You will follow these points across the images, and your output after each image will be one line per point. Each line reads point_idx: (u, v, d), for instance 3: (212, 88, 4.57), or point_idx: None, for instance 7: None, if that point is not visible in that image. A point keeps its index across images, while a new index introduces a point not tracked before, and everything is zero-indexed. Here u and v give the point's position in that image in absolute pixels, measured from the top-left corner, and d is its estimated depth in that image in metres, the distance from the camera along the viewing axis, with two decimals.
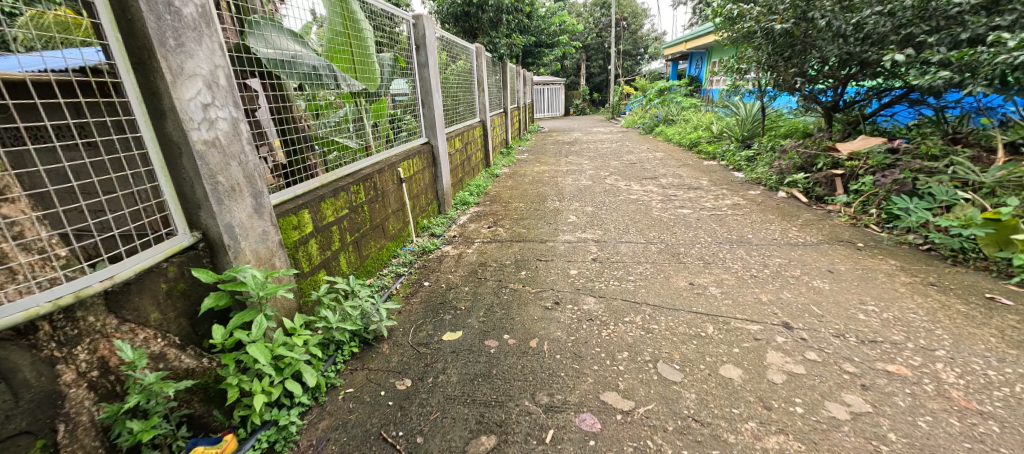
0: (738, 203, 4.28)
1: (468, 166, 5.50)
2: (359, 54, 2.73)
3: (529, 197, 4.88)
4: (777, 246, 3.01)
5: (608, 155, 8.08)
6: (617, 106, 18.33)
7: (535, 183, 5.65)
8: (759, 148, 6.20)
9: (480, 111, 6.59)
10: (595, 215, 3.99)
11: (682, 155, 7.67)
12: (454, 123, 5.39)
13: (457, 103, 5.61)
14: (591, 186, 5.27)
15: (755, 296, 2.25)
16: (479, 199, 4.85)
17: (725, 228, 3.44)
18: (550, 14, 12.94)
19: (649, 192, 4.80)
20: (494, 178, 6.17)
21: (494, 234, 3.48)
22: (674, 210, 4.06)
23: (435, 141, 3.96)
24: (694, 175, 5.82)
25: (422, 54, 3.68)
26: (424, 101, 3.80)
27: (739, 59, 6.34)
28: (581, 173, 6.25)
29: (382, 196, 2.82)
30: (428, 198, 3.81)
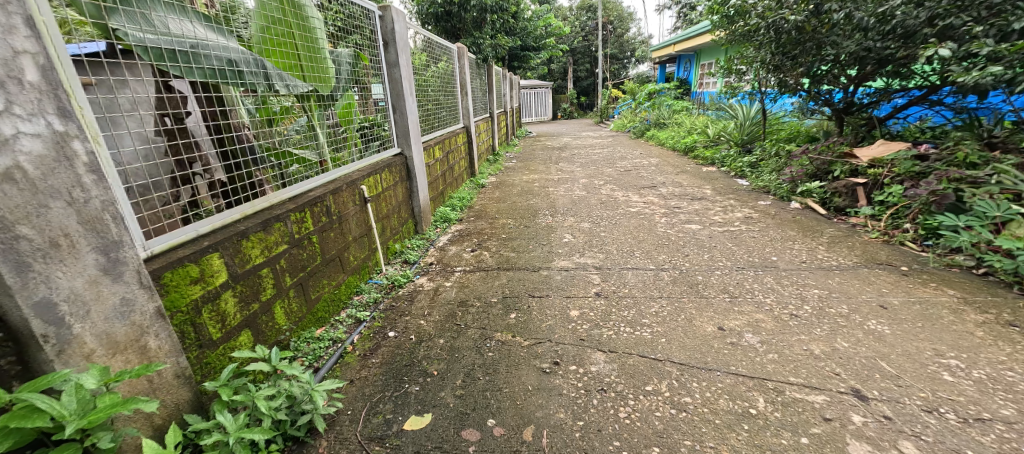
0: (751, 216, 3.85)
1: (450, 177, 4.99)
2: (306, 47, 2.23)
3: (519, 211, 4.40)
4: (810, 271, 2.56)
5: (601, 161, 7.65)
6: (606, 110, 18.01)
7: (525, 194, 5.17)
8: (762, 153, 5.82)
9: (464, 116, 6.11)
10: (593, 233, 3.51)
11: (678, 160, 7.27)
12: (434, 130, 4.90)
13: (437, 108, 5.11)
14: (585, 197, 4.81)
15: (804, 346, 1.80)
16: (462, 214, 4.36)
17: (743, 248, 3.00)
18: (537, 17, 12.57)
19: (651, 205, 4.36)
20: (480, 188, 5.68)
21: (478, 260, 2.98)
22: (682, 225, 3.62)
23: (409, 151, 3.47)
24: (695, 183, 5.41)
25: (391, 52, 3.19)
26: (395, 106, 3.31)
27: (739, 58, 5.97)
28: (574, 182, 5.79)
29: (338, 223, 2.32)
30: (402, 217, 3.33)
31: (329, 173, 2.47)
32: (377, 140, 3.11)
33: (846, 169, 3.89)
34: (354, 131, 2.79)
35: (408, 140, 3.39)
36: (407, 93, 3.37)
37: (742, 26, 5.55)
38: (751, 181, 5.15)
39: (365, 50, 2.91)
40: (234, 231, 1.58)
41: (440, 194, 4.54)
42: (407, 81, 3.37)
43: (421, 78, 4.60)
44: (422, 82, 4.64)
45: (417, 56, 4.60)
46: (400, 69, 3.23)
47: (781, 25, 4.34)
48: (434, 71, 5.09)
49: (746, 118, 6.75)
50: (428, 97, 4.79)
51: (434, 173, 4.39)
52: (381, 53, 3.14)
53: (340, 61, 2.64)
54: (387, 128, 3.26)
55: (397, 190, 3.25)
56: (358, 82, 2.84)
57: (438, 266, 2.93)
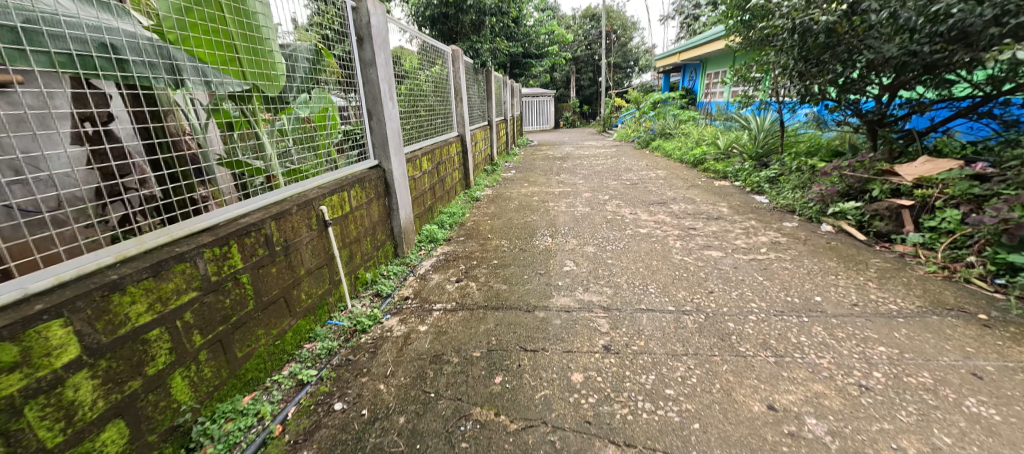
0: (779, 240, 3.39)
1: (440, 190, 4.54)
2: (245, 36, 1.79)
3: (515, 230, 3.93)
4: (867, 319, 2.10)
5: (606, 173, 7.20)
6: (609, 119, 17.63)
7: (522, 210, 4.70)
8: (780, 166, 5.37)
9: (459, 123, 5.67)
10: (599, 260, 3.05)
11: (688, 173, 6.81)
12: (424, 138, 4.46)
13: (429, 114, 4.68)
14: (588, 215, 4.35)
15: (891, 442, 1.33)
16: (451, 233, 3.91)
17: (778, 284, 2.53)
18: (539, 24, 12.22)
19: (662, 224, 3.89)
20: (473, 202, 5.23)
21: (463, 293, 2.52)
22: (702, 251, 3.15)
23: (388, 164, 3.02)
24: (709, 199, 4.94)
25: (366, 49, 2.75)
26: (371, 111, 2.88)
27: (759, 63, 5.54)
28: (576, 196, 5.33)
29: (283, 255, 1.86)
30: (376, 239, 2.87)
31: (278, 191, 2.01)
32: (347, 151, 2.69)
33: (886, 188, 3.43)
34: (313, 141, 2.33)
35: (388, 150, 2.98)
36: (387, 97, 2.94)
37: (762, 30, 5.14)
38: (770, 198, 4.69)
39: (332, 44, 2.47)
40: (98, 283, 1.13)
41: (428, 210, 4.09)
42: (385, 83, 2.92)
43: (411, 82, 4.17)
44: (413, 87, 4.22)
45: (408, 58, 4.19)
46: (377, 70, 2.79)
47: (809, 27, 3.92)
48: (427, 75, 4.67)
49: (760, 129, 6.31)
50: (419, 103, 4.36)
51: (421, 186, 3.94)
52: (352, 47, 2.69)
53: (294, 56, 2.19)
54: (359, 137, 2.83)
55: (371, 208, 2.80)
56: (324, 82, 2.42)
57: (415, 300, 2.47)
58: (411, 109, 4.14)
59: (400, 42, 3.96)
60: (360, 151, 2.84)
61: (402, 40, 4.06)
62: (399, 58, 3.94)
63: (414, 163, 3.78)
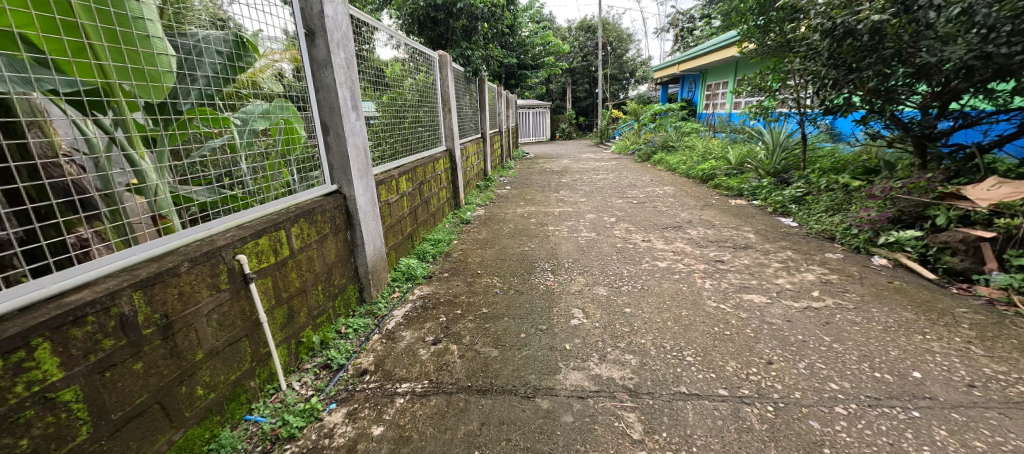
0: (830, 278, 2.79)
1: (422, 214, 3.94)
2: (87, 7, 1.18)
3: (510, 263, 3.32)
4: (1003, 417, 1.50)
5: (608, 190, 6.63)
6: (606, 131, 17.21)
7: (517, 236, 4.10)
8: (805, 184, 4.81)
9: (448, 137, 5.09)
10: (615, 309, 2.44)
11: (698, 191, 6.24)
12: (405, 154, 3.87)
13: (413, 127, 4.10)
14: (595, 243, 3.75)
15: None
16: (434, 267, 3.30)
17: (855, 350, 1.93)
18: (534, 35, 11.79)
19: (683, 257, 3.30)
20: (462, 225, 4.63)
21: (440, 364, 1.89)
22: (741, 295, 2.55)
23: (350, 189, 2.42)
24: (731, 222, 4.35)
25: (318, 46, 2.18)
26: (326, 124, 2.30)
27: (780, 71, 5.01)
28: (579, 218, 4.75)
29: (161, 337, 1.25)
30: (331, 286, 2.25)
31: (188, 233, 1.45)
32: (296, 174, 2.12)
33: (954, 214, 2.87)
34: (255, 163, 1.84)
35: (351, 172, 2.39)
36: (349, 105, 2.38)
37: (786, 35, 4.63)
38: (800, 221, 4.12)
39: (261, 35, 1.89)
40: None
41: (407, 239, 3.48)
42: (345, 88, 2.34)
43: (393, 91, 3.61)
44: (395, 96, 3.65)
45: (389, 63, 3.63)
46: (333, 71, 2.22)
47: (852, 27, 3.39)
48: (412, 82, 4.10)
49: (778, 143, 5.79)
50: (403, 115, 3.80)
51: (398, 211, 3.33)
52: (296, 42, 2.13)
53: (200, 50, 1.55)
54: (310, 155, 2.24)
55: (324, 248, 2.19)
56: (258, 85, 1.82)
57: (376, 374, 1.85)
58: (393, 121, 3.57)
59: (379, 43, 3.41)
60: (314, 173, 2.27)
61: (381, 41, 3.48)
62: (378, 63, 3.37)
63: (389, 184, 3.18)
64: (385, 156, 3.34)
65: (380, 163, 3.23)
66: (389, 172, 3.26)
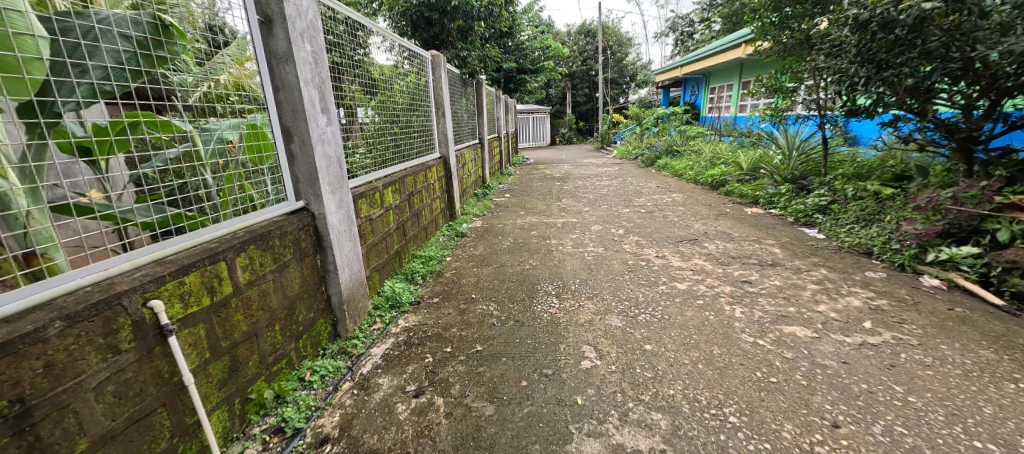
0: (880, 303, 2.41)
1: (412, 228, 3.57)
2: None
3: (508, 285, 2.94)
4: None
5: (613, 198, 6.26)
6: (607, 136, 16.89)
7: (516, 252, 3.72)
8: (829, 192, 4.43)
9: (443, 143, 4.73)
10: (632, 345, 2.06)
11: (709, 199, 5.86)
12: (393, 162, 3.49)
13: (404, 133, 3.73)
14: (603, 260, 3.37)
15: None
16: (423, 290, 2.92)
17: (937, 406, 1.56)
18: (533, 39, 11.48)
19: (704, 277, 2.92)
20: (457, 238, 4.27)
21: (422, 428, 1.54)
22: (781, 327, 2.17)
23: (318, 206, 2.05)
24: (751, 234, 3.97)
25: (277, 37, 1.82)
26: (289, 130, 1.94)
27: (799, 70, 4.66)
28: (583, 230, 4.38)
29: (10, 434, 0.94)
30: (293, 324, 1.88)
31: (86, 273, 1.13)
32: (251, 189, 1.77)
33: (1018, 229, 2.50)
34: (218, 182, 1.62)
35: (320, 186, 2.03)
36: (317, 107, 2.02)
37: (807, 30, 4.28)
38: (828, 233, 3.75)
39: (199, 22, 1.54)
40: None
41: (393, 258, 3.10)
42: (312, 87, 1.98)
43: (380, 93, 3.24)
44: (382, 99, 3.28)
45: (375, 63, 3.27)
46: (295, 67, 1.86)
47: None
48: (403, 85, 3.75)
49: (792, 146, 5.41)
50: (390, 119, 3.43)
51: (382, 227, 2.95)
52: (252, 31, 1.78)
53: (95, 34, 1.18)
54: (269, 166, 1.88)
55: (284, 278, 1.82)
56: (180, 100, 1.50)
57: (339, 443, 1.49)
58: (381, 126, 3.20)
59: (364, 41, 3.05)
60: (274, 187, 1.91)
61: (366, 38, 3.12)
62: (362, 62, 3.02)
63: (371, 196, 2.79)
64: (369, 167, 2.95)
65: (361, 173, 2.84)
66: (373, 183, 2.88)
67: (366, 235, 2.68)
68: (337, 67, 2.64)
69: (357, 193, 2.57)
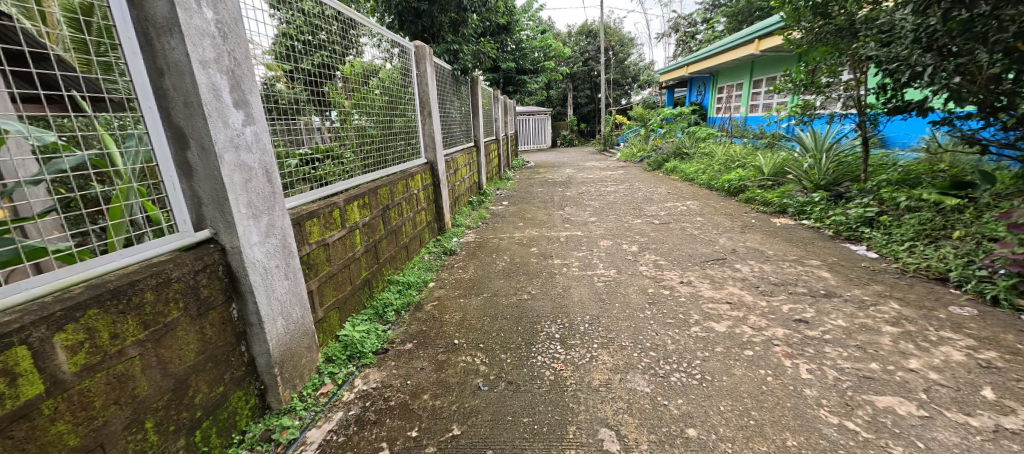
0: (991, 358, 1.82)
1: (388, 249, 2.98)
2: None
3: (501, 325, 2.35)
4: None
5: (621, 206, 5.69)
6: (610, 138, 16.34)
7: (511, 276, 3.13)
8: (875, 201, 3.84)
9: (429, 147, 4.08)
10: (669, 429, 1.48)
11: (729, 207, 5.27)
12: (366, 171, 2.91)
13: (381, 137, 3.14)
14: (618, 289, 2.78)
15: None
16: (394, 331, 2.34)
17: None
18: (532, 38, 10.95)
19: (746, 313, 2.33)
20: (444, 257, 3.69)
21: None
22: (873, 398, 1.58)
23: (232, 237, 1.47)
24: (789, 252, 3.37)
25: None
26: (183, 132, 1.38)
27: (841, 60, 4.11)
28: (591, 246, 3.80)
29: None
30: (183, 410, 1.31)
31: None
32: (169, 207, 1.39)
33: None
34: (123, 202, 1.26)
35: (230, 209, 1.45)
36: (227, 99, 1.44)
37: (851, 14, 3.70)
38: (881, 252, 3.17)
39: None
40: None
41: (359, 290, 2.50)
42: (219, 73, 1.41)
43: (354, 94, 2.74)
44: (358, 100, 2.77)
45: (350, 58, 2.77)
46: (183, 39, 1.29)
47: None
48: (382, 82, 3.17)
49: (819, 147, 4.99)
50: (364, 121, 2.87)
51: (343, 253, 2.35)
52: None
53: None
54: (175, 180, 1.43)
55: (162, 347, 1.25)
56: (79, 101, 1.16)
57: None
58: (353, 132, 2.71)
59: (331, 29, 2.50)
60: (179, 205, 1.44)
61: (331, 20, 2.55)
62: (333, 58, 2.52)
63: (327, 215, 2.19)
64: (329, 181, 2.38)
65: (321, 186, 2.33)
66: (340, 198, 2.35)
67: (315, 267, 2.05)
68: (300, 67, 2.19)
69: (304, 213, 1.99)
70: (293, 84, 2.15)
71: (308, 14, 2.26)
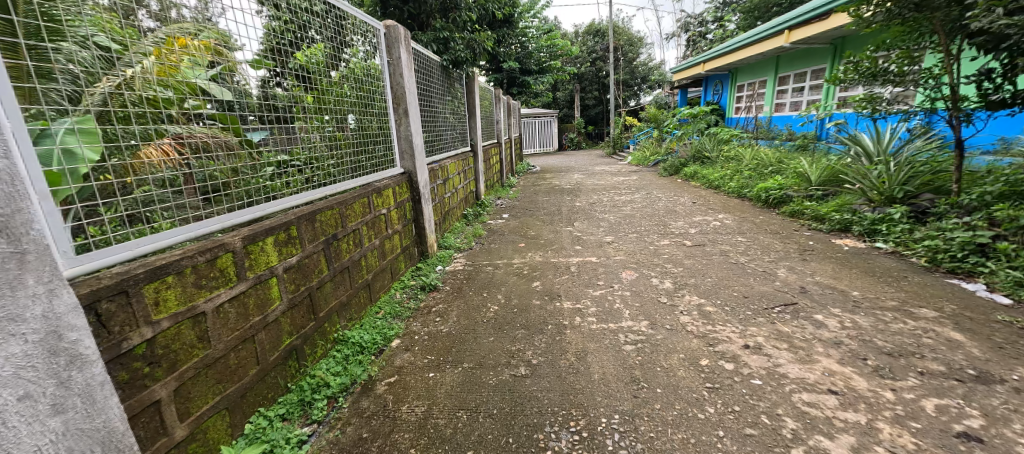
0: None
1: (336, 294, 2.15)
2: None
3: (483, 432, 1.52)
4: None
5: (641, 220, 4.84)
6: (620, 140, 15.48)
7: (505, 329, 2.28)
8: (981, 221, 2.97)
9: (406, 153, 3.23)
10: None
11: (773, 222, 4.39)
12: (312, 189, 2.12)
13: (350, 143, 2.53)
14: (657, 359, 1.92)
15: None
16: (320, 440, 1.53)
17: None
18: (537, 35, 10.17)
19: (869, 417, 1.49)
20: (423, 294, 2.87)
21: None
22: None
23: None
24: (881, 295, 2.50)
25: None
26: None
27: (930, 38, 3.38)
28: (609, 280, 2.95)
29: None
30: None
31: None
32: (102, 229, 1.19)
33: None
34: None
35: None
36: None
37: None
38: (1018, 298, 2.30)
39: (82, 14, 1.18)
40: None
41: (274, 369, 1.67)
42: None
43: (317, 90, 2.21)
44: (322, 98, 2.25)
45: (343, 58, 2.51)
46: None
47: None
48: (347, 72, 2.53)
49: (883, 152, 4.20)
50: (310, 123, 2.12)
51: (241, 320, 1.50)
52: (187, 32, 1.47)
53: None
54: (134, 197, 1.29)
55: None
56: None
57: None
58: (306, 141, 2.09)
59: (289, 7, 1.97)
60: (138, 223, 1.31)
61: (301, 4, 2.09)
62: (293, 46, 2.02)
63: (200, 267, 1.34)
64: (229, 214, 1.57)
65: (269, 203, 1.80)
66: (238, 236, 1.50)
67: (161, 360, 1.21)
68: (291, 68, 1.98)
69: (141, 271, 1.16)
70: (284, 85, 1.94)
71: (298, 10, 2.03)
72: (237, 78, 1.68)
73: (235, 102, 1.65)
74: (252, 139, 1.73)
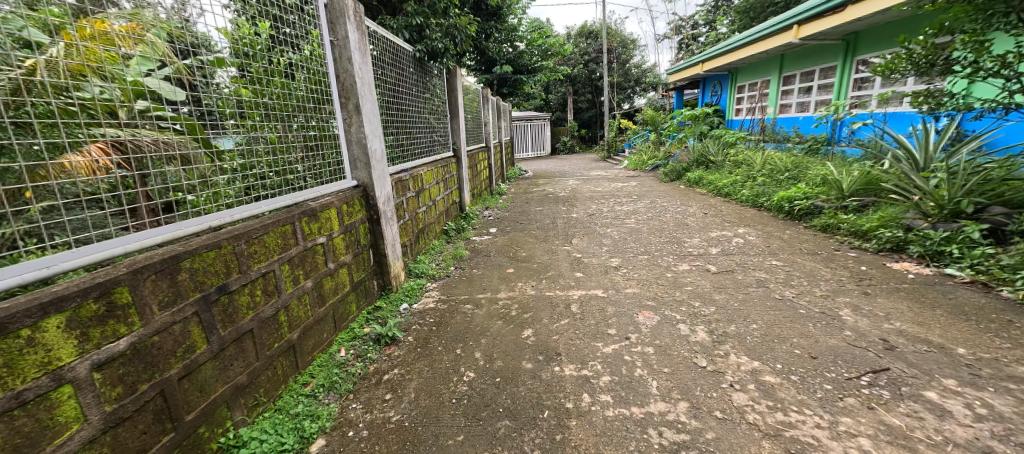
0: None
1: (227, 378, 1.43)
2: None
3: None
4: None
5: (648, 237, 4.14)
6: (614, 144, 14.84)
7: (481, 418, 1.57)
8: None
9: (358, 162, 2.49)
10: None
11: (806, 239, 3.73)
12: (190, 220, 1.40)
13: (281, 149, 1.87)
14: None
15: None
16: None
17: None
18: (527, 31, 9.44)
19: None
20: (377, 348, 2.16)
21: None
22: None
23: None
24: (1001, 354, 1.82)
25: None
26: None
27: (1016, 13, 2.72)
28: (621, 326, 2.23)
29: None
30: None
31: None
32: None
33: None
34: None
35: None
36: None
37: None
38: None
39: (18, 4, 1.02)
40: None
41: None
42: None
43: (251, 80, 1.68)
44: (254, 91, 1.69)
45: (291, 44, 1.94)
46: None
47: None
48: (301, 61, 2.00)
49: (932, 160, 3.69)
50: (216, 121, 1.51)
51: None
52: (150, 31, 1.30)
53: None
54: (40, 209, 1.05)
55: None
56: None
57: None
58: (232, 152, 1.58)
59: None
60: (28, 243, 1.05)
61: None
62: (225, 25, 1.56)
63: None
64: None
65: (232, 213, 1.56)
66: None
67: None
68: (234, 59, 1.59)
69: None
70: (231, 80, 1.59)
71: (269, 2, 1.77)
72: (211, 81, 1.50)
73: (207, 103, 1.48)
74: (217, 144, 1.52)
